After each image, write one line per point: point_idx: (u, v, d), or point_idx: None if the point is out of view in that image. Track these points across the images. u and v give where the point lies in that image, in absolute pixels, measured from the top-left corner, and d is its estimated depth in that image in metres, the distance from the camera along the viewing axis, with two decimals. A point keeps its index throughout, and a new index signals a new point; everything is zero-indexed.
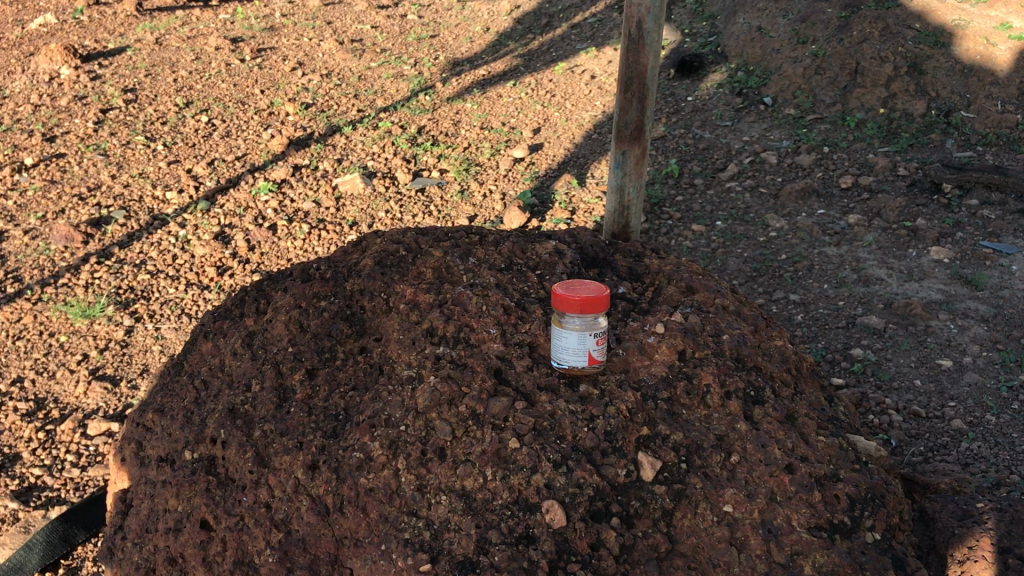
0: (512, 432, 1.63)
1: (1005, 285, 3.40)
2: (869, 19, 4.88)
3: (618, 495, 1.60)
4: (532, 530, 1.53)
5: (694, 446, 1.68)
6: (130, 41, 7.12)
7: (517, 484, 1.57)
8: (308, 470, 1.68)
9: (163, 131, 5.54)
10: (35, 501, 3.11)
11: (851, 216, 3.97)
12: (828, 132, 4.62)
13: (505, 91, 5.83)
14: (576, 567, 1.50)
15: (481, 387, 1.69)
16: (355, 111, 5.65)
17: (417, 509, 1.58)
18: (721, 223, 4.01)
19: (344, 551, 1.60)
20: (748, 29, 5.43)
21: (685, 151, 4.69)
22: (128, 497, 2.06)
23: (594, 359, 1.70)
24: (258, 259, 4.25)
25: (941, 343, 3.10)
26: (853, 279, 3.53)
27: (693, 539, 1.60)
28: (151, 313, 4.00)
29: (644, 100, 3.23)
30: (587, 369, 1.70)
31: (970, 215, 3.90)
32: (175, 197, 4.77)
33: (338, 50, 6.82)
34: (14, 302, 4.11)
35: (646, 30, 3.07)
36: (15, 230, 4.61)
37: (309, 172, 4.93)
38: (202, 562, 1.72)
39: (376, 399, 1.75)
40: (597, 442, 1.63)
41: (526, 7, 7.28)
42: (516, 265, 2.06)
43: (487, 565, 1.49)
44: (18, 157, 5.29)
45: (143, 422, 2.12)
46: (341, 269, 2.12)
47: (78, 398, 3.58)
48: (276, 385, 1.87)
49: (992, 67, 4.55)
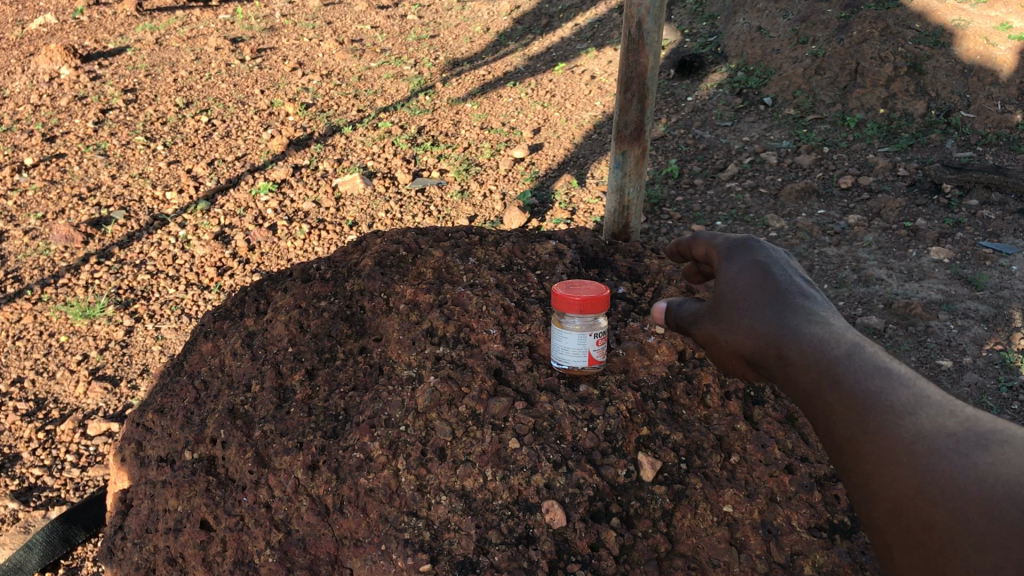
0: (512, 432, 1.62)
1: (1005, 285, 3.40)
2: (869, 19, 4.89)
3: (619, 495, 1.58)
4: (532, 530, 1.51)
5: (694, 447, 1.68)
6: (130, 41, 7.14)
7: (517, 484, 1.55)
8: (308, 470, 1.68)
9: (163, 131, 5.55)
10: (35, 501, 3.11)
11: (851, 216, 3.98)
12: (828, 132, 4.63)
13: (505, 91, 5.83)
14: (576, 567, 1.47)
15: (481, 387, 1.69)
16: (356, 111, 5.65)
17: (416, 510, 1.56)
18: (721, 223, 4.01)
19: (344, 551, 1.59)
20: (748, 29, 5.44)
21: (685, 151, 4.70)
22: (128, 498, 2.06)
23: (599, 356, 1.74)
24: (258, 259, 4.24)
25: (941, 343, 3.11)
26: (853, 279, 3.53)
27: (693, 539, 1.59)
28: (151, 313, 4.00)
29: (644, 100, 3.23)
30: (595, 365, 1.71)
31: (971, 215, 3.89)
32: (175, 197, 4.78)
33: (338, 50, 6.82)
34: (14, 302, 4.12)
35: (646, 30, 3.07)
36: (15, 230, 4.62)
37: (309, 171, 4.93)
38: (202, 562, 1.71)
39: (376, 399, 1.74)
40: (597, 442, 1.61)
41: (526, 7, 7.29)
42: (516, 265, 2.07)
43: (487, 565, 1.46)
44: (18, 157, 5.31)
45: (143, 422, 2.13)
46: (341, 269, 2.14)
47: (78, 398, 3.59)
48: (276, 385, 1.88)
49: (992, 67, 4.55)
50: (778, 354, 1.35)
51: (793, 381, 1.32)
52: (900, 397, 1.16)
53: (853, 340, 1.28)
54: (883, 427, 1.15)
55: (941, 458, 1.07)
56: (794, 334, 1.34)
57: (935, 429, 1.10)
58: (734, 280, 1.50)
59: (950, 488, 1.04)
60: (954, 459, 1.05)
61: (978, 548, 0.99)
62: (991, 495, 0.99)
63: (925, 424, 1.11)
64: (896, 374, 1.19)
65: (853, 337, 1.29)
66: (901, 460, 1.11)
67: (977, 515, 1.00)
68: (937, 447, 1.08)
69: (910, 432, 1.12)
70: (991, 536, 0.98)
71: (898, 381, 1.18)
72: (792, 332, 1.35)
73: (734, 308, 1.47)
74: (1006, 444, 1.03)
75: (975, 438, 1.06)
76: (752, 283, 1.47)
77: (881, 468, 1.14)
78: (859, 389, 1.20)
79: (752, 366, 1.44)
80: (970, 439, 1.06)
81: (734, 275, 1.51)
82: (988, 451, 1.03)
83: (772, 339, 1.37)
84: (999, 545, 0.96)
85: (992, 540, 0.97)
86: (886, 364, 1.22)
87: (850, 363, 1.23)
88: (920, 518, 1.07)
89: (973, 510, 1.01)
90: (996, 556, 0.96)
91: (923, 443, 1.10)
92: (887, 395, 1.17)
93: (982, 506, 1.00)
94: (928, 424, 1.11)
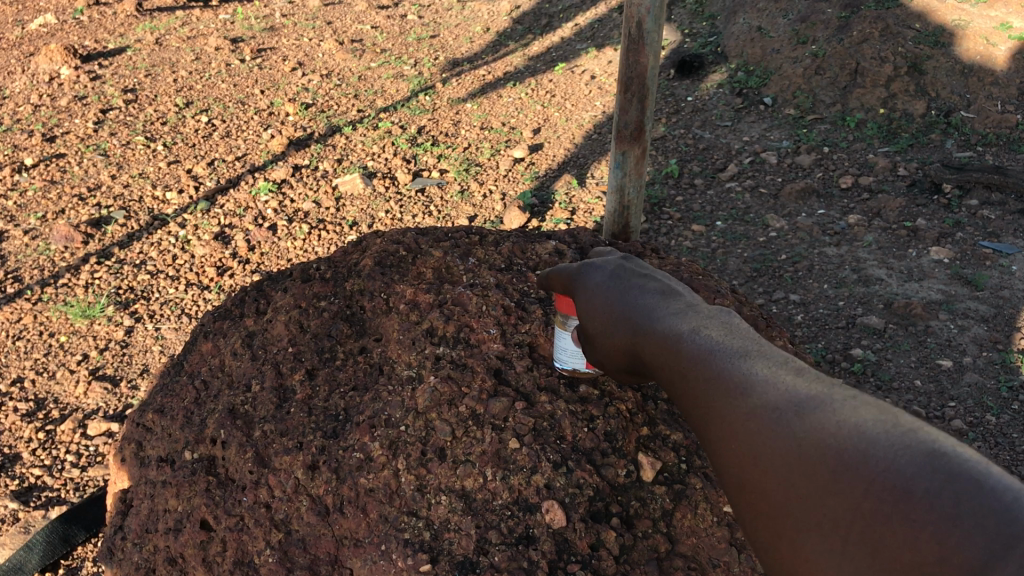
0: (512, 432, 1.61)
1: (1005, 285, 3.40)
2: (869, 19, 4.89)
3: (619, 495, 1.58)
4: (532, 530, 1.51)
5: (694, 447, 1.67)
6: (130, 41, 7.13)
7: (518, 484, 1.55)
8: (308, 470, 1.67)
9: (163, 131, 5.55)
10: (35, 501, 3.12)
11: (851, 216, 3.97)
12: (828, 132, 4.63)
13: (505, 91, 5.83)
14: (576, 567, 1.46)
15: (481, 387, 1.68)
16: (356, 111, 5.65)
17: (417, 509, 1.56)
18: (721, 223, 4.01)
19: (344, 551, 1.59)
20: (748, 29, 5.43)
21: (685, 151, 4.70)
22: (127, 498, 2.06)
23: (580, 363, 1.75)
24: (258, 259, 4.24)
25: (941, 343, 3.11)
26: (853, 279, 3.53)
27: (693, 539, 1.57)
28: (151, 313, 4.00)
29: (644, 100, 3.23)
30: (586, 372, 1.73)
31: (970, 215, 3.89)
32: (175, 197, 4.78)
33: (338, 50, 6.82)
34: (14, 302, 4.13)
35: (646, 30, 3.06)
36: (15, 230, 4.62)
37: (310, 171, 4.93)
38: (202, 562, 1.71)
39: (376, 399, 1.74)
40: (597, 442, 1.61)
41: (526, 7, 7.29)
42: (516, 265, 2.07)
43: (487, 565, 1.46)
44: (18, 157, 5.31)
45: (143, 422, 2.13)
46: (341, 269, 2.15)
47: (78, 399, 3.59)
48: (276, 385, 1.88)
49: (992, 67, 4.54)
50: (625, 343, 1.27)
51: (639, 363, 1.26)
52: (730, 368, 1.10)
53: (687, 317, 1.22)
54: (716, 399, 1.09)
55: (773, 425, 1.01)
56: (631, 317, 1.26)
57: (765, 398, 1.04)
58: (601, 289, 1.32)
59: (785, 457, 0.99)
60: (782, 426, 1.00)
61: (819, 515, 0.94)
62: (822, 460, 0.95)
63: (756, 392, 1.06)
64: (725, 343, 1.14)
65: (686, 314, 1.23)
66: (733, 433, 1.05)
67: (812, 482, 0.95)
68: (765, 416, 1.03)
69: (743, 403, 1.06)
70: (828, 504, 0.93)
71: (728, 352, 1.13)
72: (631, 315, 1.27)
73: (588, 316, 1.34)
74: (833, 408, 0.98)
75: (803, 403, 1.01)
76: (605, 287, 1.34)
77: (720, 443, 1.08)
78: (692, 365, 1.14)
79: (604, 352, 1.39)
80: (799, 405, 1.01)
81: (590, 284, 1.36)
82: (816, 415, 0.98)
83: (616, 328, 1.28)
84: (837, 509, 0.92)
85: (829, 507, 0.93)
86: (717, 336, 1.16)
87: (684, 338, 1.18)
88: (759, 493, 1.02)
89: (806, 479, 0.96)
90: (837, 525, 0.92)
91: (755, 413, 1.04)
92: (718, 366, 1.11)
93: (816, 474, 0.95)
94: (758, 392, 1.05)
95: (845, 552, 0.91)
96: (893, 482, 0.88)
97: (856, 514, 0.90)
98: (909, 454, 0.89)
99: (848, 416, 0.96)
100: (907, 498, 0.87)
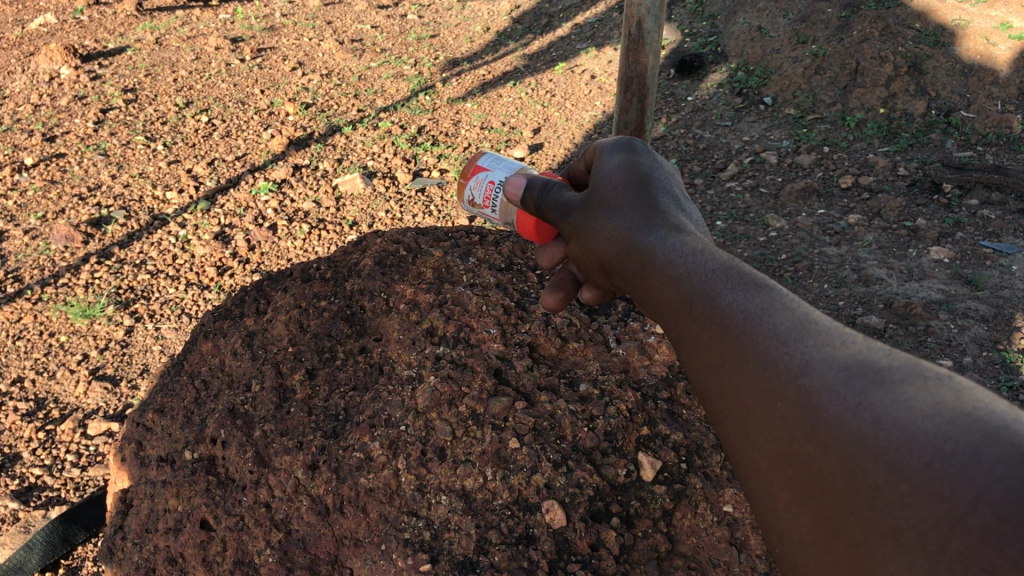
0: (512, 432, 1.61)
1: (1005, 285, 3.40)
2: (869, 19, 4.89)
3: (618, 495, 1.57)
4: (532, 530, 1.50)
5: (694, 446, 1.66)
6: (130, 41, 7.13)
7: (517, 484, 1.55)
8: (308, 470, 1.67)
9: (163, 131, 5.55)
10: (35, 501, 3.12)
11: (851, 216, 3.97)
12: (828, 132, 4.63)
13: (505, 91, 5.83)
14: (576, 567, 1.46)
15: (481, 387, 1.68)
16: (356, 111, 5.64)
17: (417, 509, 1.56)
18: (721, 224, 4.01)
19: (345, 551, 1.58)
20: (748, 29, 5.43)
21: (685, 151, 4.70)
22: (128, 498, 2.07)
23: (510, 191, 1.84)
24: (258, 259, 4.24)
25: (941, 343, 3.11)
26: (854, 279, 3.52)
27: (693, 539, 1.57)
28: (151, 313, 4.00)
29: (643, 100, 3.23)
30: (527, 203, 1.79)
31: (971, 215, 3.89)
32: (175, 197, 4.78)
33: (338, 50, 6.81)
34: (14, 302, 4.13)
35: (646, 30, 3.06)
36: (15, 230, 4.63)
37: (309, 172, 4.93)
38: (202, 562, 1.70)
39: (376, 399, 1.74)
40: (597, 442, 1.60)
41: (526, 6, 7.26)
42: (515, 266, 2.08)
43: (487, 565, 1.45)
44: (18, 157, 5.32)
45: (143, 422, 2.14)
46: (341, 269, 2.15)
47: (78, 398, 3.59)
48: (276, 385, 1.88)
49: (993, 67, 4.54)
50: (648, 264, 1.34)
51: (660, 299, 1.29)
52: (786, 325, 1.09)
53: (728, 264, 1.23)
54: (766, 354, 1.08)
55: (835, 393, 1.00)
56: (666, 256, 1.31)
57: (825, 363, 1.03)
58: (624, 208, 1.49)
59: (855, 429, 0.96)
60: (849, 395, 0.98)
61: (884, 504, 0.91)
62: (892, 443, 0.92)
63: (816, 354, 1.04)
64: (776, 302, 1.14)
65: (727, 258, 1.26)
66: (783, 392, 1.04)
67: (881, 466, 0.92)
68: (825, 378, 1.01)
69: (798, 363, 1.05)
70: (895, 490, 0.90)
71: (779, 305, 1.13)
72: (660, 243, 1.35)
73: (605, 206, 1.53)
74: (913, 385, 0.95)
75: (873, 374, 0.99)
76: (625, 178, 1.54)
77: (765, 406, 1.06)
78: (739, 317, 1.14)
79: (603, 257, 1.50)
80: (868, 374, 0.99)
81: (610, 168, 1.58)
82: (887, 390, 0.96)
83: (639, 242, 1.39)
84: (904, 503, 0.89)
85: (892, 502, 0.90)
86: (765, 284, 1.17)
87: (727, 285, 1.19)
88: (807, 465, 1.00)
89: (872, 460, 0.93)
90: (901, 514, 0.89)
91: (813, 375, 1.03)
92: (767, 322, 1.11)
93: (886, 458, 0.92)
94: (819, 356, 1.04)
95: (910, 553, 0.88)
96: (980, 478, 0.84)
97: (934, 512, 0.86)
98: (996, 445, 0.85)
99: (929, 395, 0.93)
100: (995, 498, 0.83)
